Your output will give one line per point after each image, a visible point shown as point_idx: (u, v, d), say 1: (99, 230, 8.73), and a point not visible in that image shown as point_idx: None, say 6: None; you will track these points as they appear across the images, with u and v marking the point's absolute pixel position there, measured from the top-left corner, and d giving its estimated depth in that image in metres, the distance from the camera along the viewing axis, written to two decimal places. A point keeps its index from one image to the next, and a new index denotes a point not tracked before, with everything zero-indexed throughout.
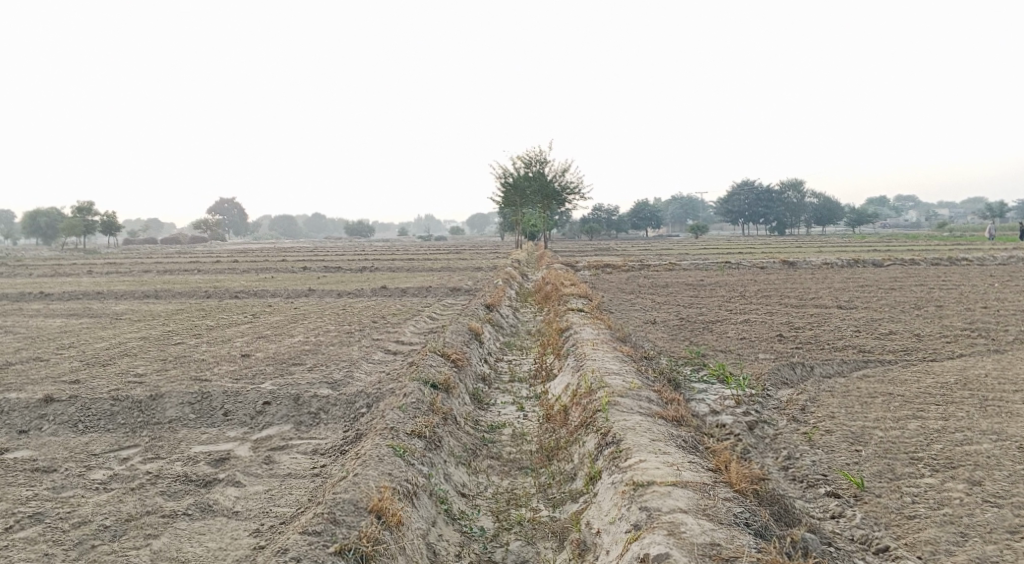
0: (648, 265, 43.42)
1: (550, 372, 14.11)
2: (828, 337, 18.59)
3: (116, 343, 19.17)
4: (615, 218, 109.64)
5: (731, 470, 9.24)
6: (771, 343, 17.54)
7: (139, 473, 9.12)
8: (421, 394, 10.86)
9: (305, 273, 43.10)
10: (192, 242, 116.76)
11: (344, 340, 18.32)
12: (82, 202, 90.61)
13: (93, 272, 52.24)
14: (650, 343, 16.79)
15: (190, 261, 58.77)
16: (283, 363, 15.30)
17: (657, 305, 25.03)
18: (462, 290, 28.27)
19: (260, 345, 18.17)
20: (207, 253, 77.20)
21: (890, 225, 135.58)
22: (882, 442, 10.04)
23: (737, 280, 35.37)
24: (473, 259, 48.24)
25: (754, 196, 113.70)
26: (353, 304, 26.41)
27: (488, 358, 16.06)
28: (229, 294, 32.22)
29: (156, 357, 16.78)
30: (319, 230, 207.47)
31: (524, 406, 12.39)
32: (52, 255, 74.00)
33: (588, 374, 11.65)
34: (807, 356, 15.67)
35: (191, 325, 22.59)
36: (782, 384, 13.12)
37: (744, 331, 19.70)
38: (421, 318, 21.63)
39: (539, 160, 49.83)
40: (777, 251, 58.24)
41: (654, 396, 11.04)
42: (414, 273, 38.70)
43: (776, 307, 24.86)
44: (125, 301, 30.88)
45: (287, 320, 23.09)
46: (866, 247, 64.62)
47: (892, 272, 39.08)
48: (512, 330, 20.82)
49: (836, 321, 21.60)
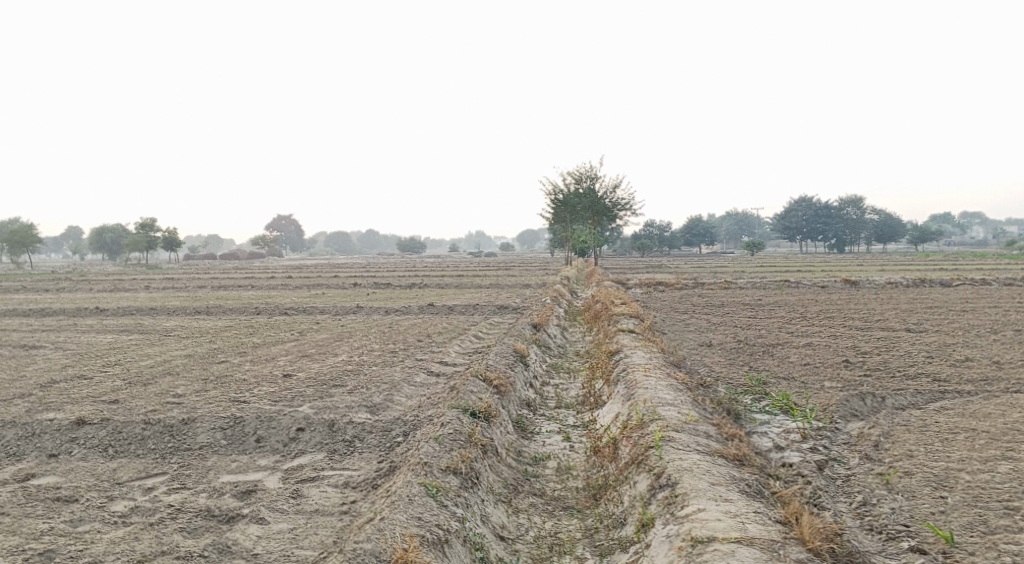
0: (702, 283, 42.28)
1: (599, 399, 13.36)
2: (898, 363, 17.49)
3: (161, 361, 18.91)
4: (668, 234, 108.25)
5: (802, 524, 8.40)
6: (837, 371, 16.49)
7: (160, 507, 8.69)
8: (459, 423, 10.22)
9: (355, 289, 43.03)
10: (249, 257, 118.60)
11: (388, 360, 17.80)
12: (146, 219, 92.51)
13: (150, 287, 53.00)
14: (706, 368, 15.90)
15: (245, 277, 59.26)
16: (324, 385, 14.82)
17: (713, 327, 24.08)
18: (511, 308, 27.66)
19: (303, 364, 17.74)
20: (262, 268, 78.11)
21: (955, 243, 131.36)
22: (971, 488, 9.07)
23: (796, 300, 34.08)
24: (525, 276, 47.65)
25: (812, 213, 111.07)
26: (400, 321, 25.98)
27: (534, 382, 15.38)
28: (278, 311, 32.08)
29: (197, 377, 16.45)
30: (373, 246, 209.35)
31: (570, 436, 11.66)
32: (114, 270, 75.51)
33: (639, 405, 10.89)
34: (876, 385, 14.64)
35: (238, 342, 22.35)
36: (851, 417, 12.18)
37: (807, 356, 18.66)
38: (467, 338, 21.05)
39: (591, 177, 49.18)
40: (838, 270, 56.45)
41: (712, 431, 10.23)
42: (463, 290, 38.30)
43: (839, 330, 23.69)
44: (176, 317, 30.91)
45: (332, 338, 22.73)
46: (932, 265, 62.37)
47: (960, 293, 37.40)
48: (561, 352, 20.11)
49: (905, 346, 20.42)
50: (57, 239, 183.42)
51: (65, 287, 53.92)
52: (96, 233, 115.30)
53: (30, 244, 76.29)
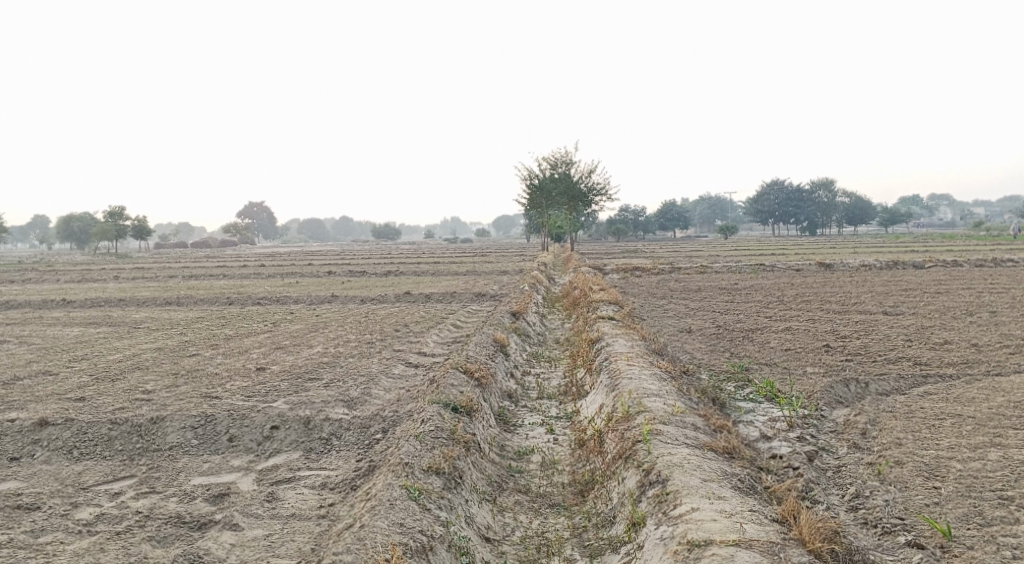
0: (678, 267, 42.24)
1: (582, 389, 13.11)
2: (879, 347, 17.43)
3: (129, 355, 18.38)
4: (642, 218, 108.24)
5: (801, 524, 8.22)
6: (818, 356, 16.37)
7: (127, 514, 8.33)
8: (440, 420, 9.91)
9: (329, 277, 42.40)
10: (221, 245, 117.04)
11: (365, 351, 17.42)
12: (114, 207, 90.82)
13: (118, 277, 51.96)
14: (688, 355, 15.70)
15: (217, 266, 58.45)
16: (299, 378, 14.41)
17: (692, 312, 23.94)
18: (488, 296, 27.34)
19: (277, 356, 17.32)
20: (234, 257, 77.03)
21: (924, 225, 132.90)
22: (963, 477, 8.96)
23: (772, 284, 34.09)
24: (501, 262, 47.29)
25: (784, 196, 111.68)
26: (376, 310, 25.59)
27: (515, 372, 15.10)
28: (251, 301, 31.51)
29: (167, 371, 15.96)
30: (347, 233, 207.82)
31: (554, 428, 11.41)
32: (84, 261, 74.07)
33: (625, 396, 10.64)
34: (859, 370, 14.52)
35: (210, 334, 21.85)
36: (836, 404, 12.04)
37: (787, 340, 18.56)
38: (444, 327, 20.73)
39: (566, 162, 48.91)
40: (812, 253, 56.65)
41: (700, 423, 10.03)
42: (439, 277, 37.87)
43: (817, 314, 23.65)
44: (146, 309, 30.23)
45: (306, 328, 22.30)
46: (904, 247, 62.84)
47: (934, 275, 37.56)
48: (539, 340, 19.86)
49: (884, 329, 20.38)
50: (24, 229, 180.18)
51: (31, 278, 52.74)
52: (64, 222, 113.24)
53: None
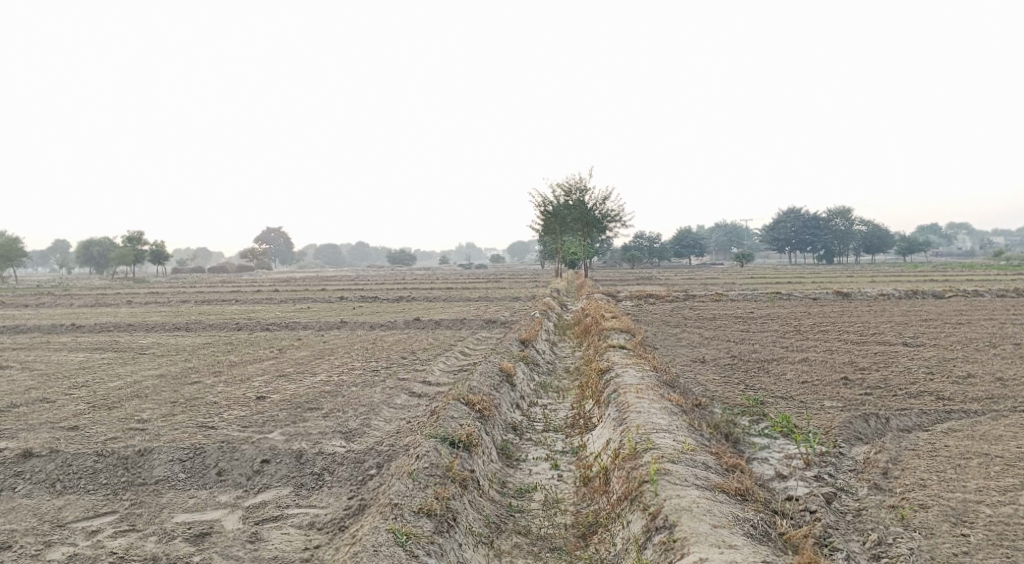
0: (693, 295, 41.66)
1: (589, 422, 12.63)
2: (899, 380, 16.84)
3: (130, 382, 18.06)
4: (657, 245, 107.66)
5: None
6: (837, 389, 15.79)
7: (102, 554, 8.07)
8: (436, 456, 9.49)
9: (340, 302, 42.12)
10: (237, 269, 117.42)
11: (369, 380, 17.00)
12: (131, 231, 91.28)
13: (131, 301, 51.93)
14: (700, 387, 15.18)
15: (231, 291, 58.36)
16: (298, 408, 14.01)
17: (706, 341, 23.40)
18: (498, 323, 26.91)
19: (279, 384, 16.95)
20: (249, 281, 77.06)
21: (943, 253, 131.52)
22: (992, 524, 8.46)
23: (789, 313, 33.42)
24: (514, 288, 46.89)
25: (801, 223, 110.83)
26: (384, 337, 25.18)
27: (521, 403, 14.63)
28: (260, 327, 31.19)
29: (165, 399, 15.61)
30: (362, 258, 208.18)
31: (558, 464, 10.93)
32: (100, 285, 74.49)
33: (632, 431, 10.16)
34: (879, 404, 13.94)
35: (214, 361, 21.51)
36: (855, 440, 11.48)
37: (804, 372, 17.99)
38: (452, 355, 20.28)
39: (580, 189, 48.57)
40: (829, 281, 55.84)
41: (711, 461, 9.52)
42: (451, 303, 37.49)
43: (835, 344, 23.03)
44: (154, 334, 29.97)
45: (312, 355, 21.94)
46: (923, 276, 61.87)
47: (954, 305, 36.77)
48: (549, 369, 19.39)
49: (904, 361, 19.76)
50: (44, 253, 182.20)
51: (45, 302, 52.83)
52: (82, 246, 113.97)
53: (15, 258, 75.20)
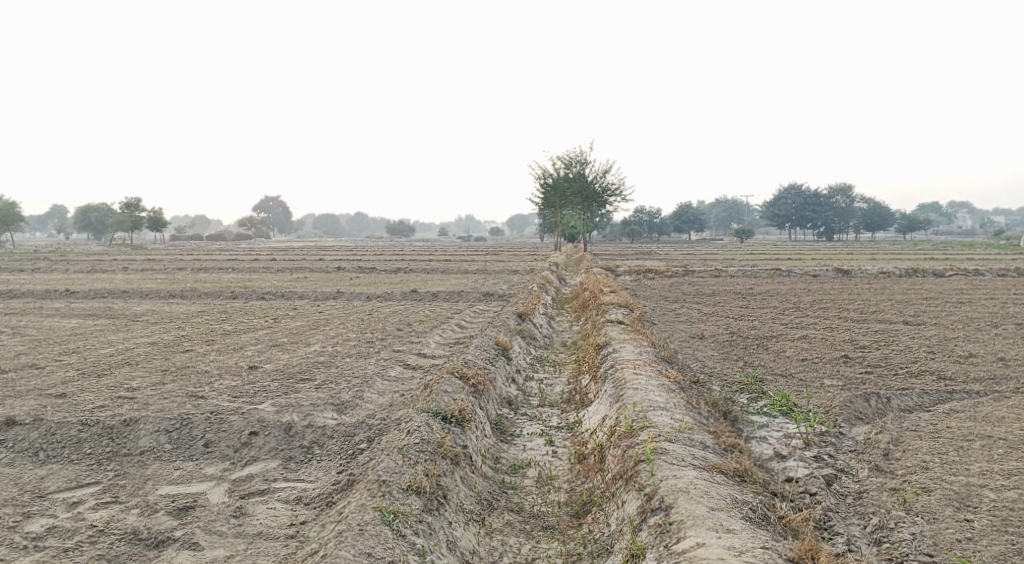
0: (693, 270, 41.41)
1: (586, 398, 12.43)
2: (900, 359, 16.63)
3: (122, 349, 17.85)
4: (657, 220, 107.20)
5: None
6: (837, 367, 15.57)
7: (82, 527, 7.98)
8: (428, 431, 9.31)
9: (338, 272, 41.86)
10: (236, 238, 117.09)
11: (363, 351, 16.78)
12: (130, 198, 90.85)
13: (128, 269, 51.69)
14: (699, 364, 14.97)
15: (228, 259, 58.10)
16: (290, 379, 13.79)
17: (705, 317, 23.18)
18: (496, 296, 26.66)
19: (272, 354, 16.74)
20: (247, 250, 76.72)
21: (944, 232, 131.18)
22: (997, 509, 8.29)
23: (788, 290, 33.19)
24: (513, 261, 46.61)
25: (801, 200, 110.32)
26: (380, 308, 24.95)
27: (517, 377, 14.42)
28: (256, 296, 30.95)
29: (156, 367, 15.38)
30: (361, 229, 207.59)
31: (553, 440, 10.75)
32: (98, 252, 74.26)
33: (629, 409, 9.96)
34: (880, 384, 13.74)
35: (208, 329, 21.28)
36: (855, 420, 11.29)
37: (804, 350, 17.79)
38: (448, 327, 20.06)
39: (580, 162, 48.14)
40: (830, 258, 55.54)
41: (709, 440, 9.33)
42: (449, 275, 37.24)
43: (835, 322, 22.82)
44: (149, 301, 29.74)
45: (307, 325, 21.71)
46: (923, 255, 61.56)
47: (955, 284, 36.52)
48: (546, 343, 19.18)
49: (905, 340, 19.54)
50: (42, 219, 181.66)
51: (41, 267, 52.61)
52: (81, 213, 113.64)
53: (13, 223, 74.79)
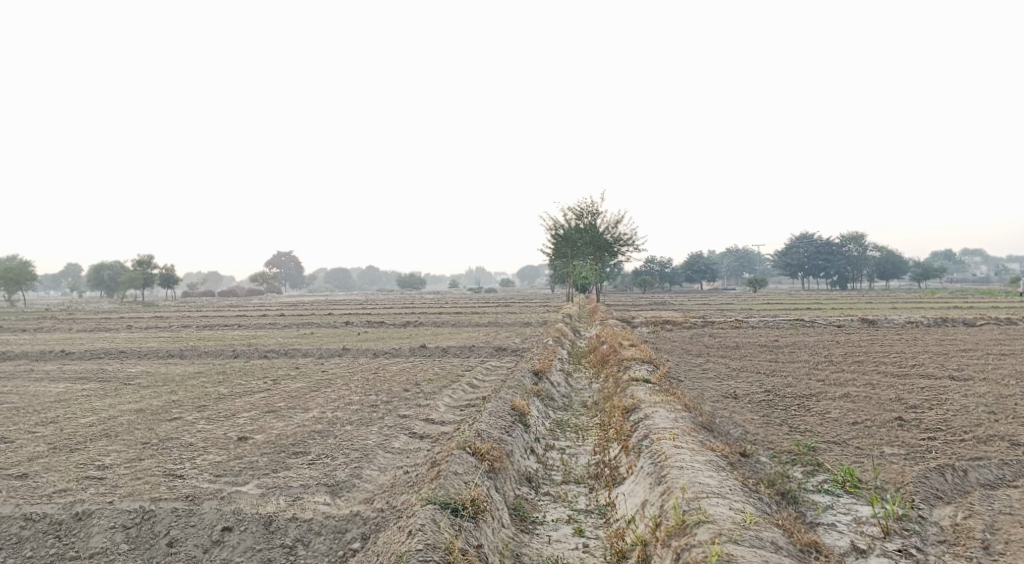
0: (712, 321, 39.78)
1: (616, 472, 10.95)
2: (960, 421, 15.04)
3: (104, 417, 16.33)
4: (669, 270, 105.63)
5: None
6: (893, 432, 13.98)
7: None
8: (434, 536, 8.25)
9: (347, 328, 40.35)
10: (248, 294, 116.07)
11: (365, 417, 15.23)
12: (143, 255, 90.06)
13: (131, 327, 50.14)
14: (739, 430, 13.39)
15: (235, 315, 56.49)
16: (282, 453, 12.30)
17: (734, 373, 21.59)
18: (509, 351, 25.13)
19: (266, 422, 15.24)
20: (257, 305, 75.27)
21: (961, 281, 129.08)
22: None
23: (815, 341, 31.52)
24: (526, 313, 45.18)
25: (814, 249, 108.91)
26: (387, 366, 23.40)
27: (536, 447, 12.87)
28: (259, 354, 29.39)
29: (135, 439, 13.87)
30: (372, 283, 206.89)
31: (585, 528, 9.38)
32: (109, 309, 73.42)
33: (679, 496, 8.71)
34: (950, 453, 12.10)
35: (201, 393, 19.76)
36: (934, 498, 9.75)
37: (850, 411, 16.21)
38: (459, 387, 18.52)
39: (593, 213, 46.96)
40: (851, 307, 53.75)
41: (780, 539, 8.15)
42: (460, 329, 35.75)
43: (874, 377, 21.16)
44: (144, 362, 28.17)
45: (309, 386, 20.21)
46: (947, 303, 59.61)
47: (989, 334, 34.74)
48: (565, 404, 17.63)
49: (957, 398, 17.93)
50: (55, 277, 182.45)
51: (43, 326, 51.14)
52: (94, 270, 113.36)
53: (25, 282, 73.89)
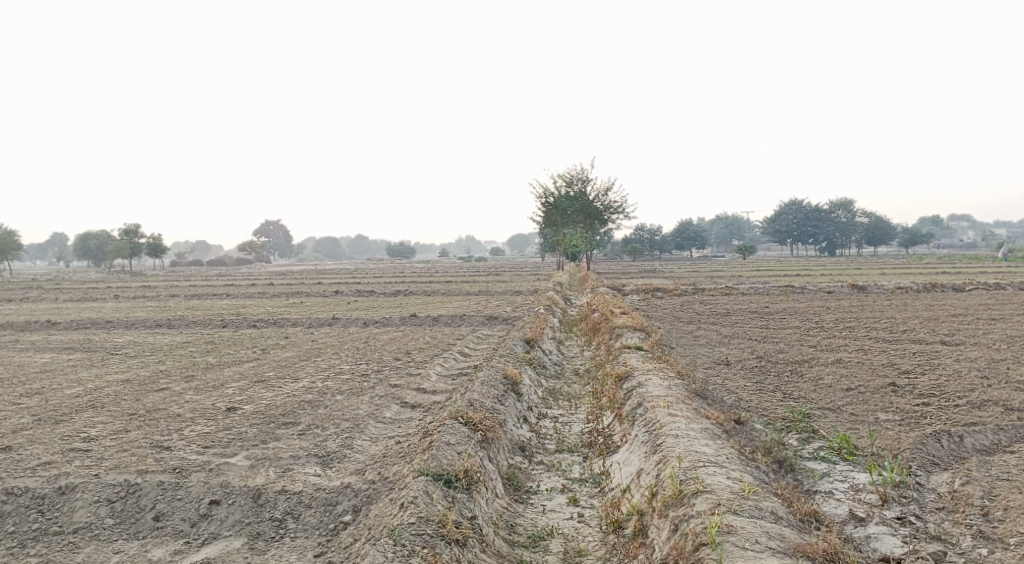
0: (702, 288, 39.72)
1: (610, 441, 10.82)
2: (954, 386, 14.98)
3: (90, 388, 16.09)
4: (659, 238, 105.55)
5: None
6: (887, 398, 13.90)
7: None
8: (428, 509, 8.13)
9: (336, 297, 40.11)
10: (236, 263, 115.47)
11: (355, 387, 15.05)
12: (129, 225, 89.29)
13: (118, 296, 49.74)
14: (733, 397, 13.27)
15: (224, 284, 56.10)
16: (271, 424, 12.11)
17: (726, 340, 21.50)
18: (499, 319, 24.97)
19: (255, 392, 15.03)
20: (246, 275, 74.83)
21: (948, 246, 129.65)
22: None
23: (805, 308, 31.49)
24: (516, 281, 45.01)
25: (803, 216, 108.92)
26: (377, 335, 23.21)
27: (529, 416, 12.71)
28: (247, 324, 29.13)
29: (122, 410, 13.66)
30: (362, 252, 206.17)
31: (580, 498, 9.29)
32: (96, 278, 72.95)
33: (675, 466, 8.62)
34: (946, 418, 12.02)
35: (189, 363, 19.54)
36: (930, 464, 9.65)
37: (843, 377, 16.13)
38: (450, 356, 18.36)
39: (583, 180, 46.65)
40: (840, 274, 53.79)
41: (780, 509, 8.08)
42: (450, 297, 35.56)
43: (867, 343, 21.10)
44: (131, 332, 27.87)
45: (299, 356, 20.00)
46: (935, 269, 59.75)
47: (978, 299, 34.79)
48: (557, 372, 17.49)
49: (950, 363, 17.88)
50: (41, 247, 181.11)
51: (29, 296, 50.69)
52: (81, 240, 112.50)
53: (12, 252, 73.21)
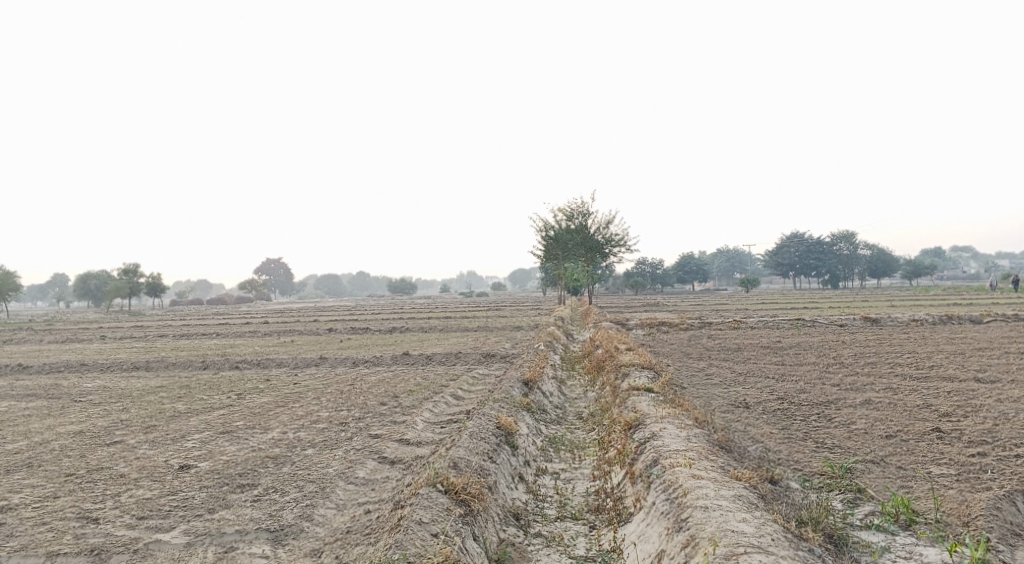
0: (709, 323, 37.95)
1: (621, 506, 9.31)
2: (1007, 431, 13.24)
3: (36, 443, 14.31)
4: (660, 272, 103.87)
5: None
6: (935, 446, 12.17)
7: None
8: None
9: (329, 335, 38.27)
10: (237, 302, 113.66)
11: (331, 439, 13.29)
12: (130, 264, 87.62)
13: (105, 337, 47.94)
14: (760, 448, 11.55)
15: (217, 323, 54.24)
16: (224, 488, 10.35)
17: (742, 379, 19.74)
18: (497, 358, 23.23)
19: (217, 446, 13.30)
20: (241, 313, 73.05)
21: (951, 278, 127.75)
22: None
23: (820, 342, 29.76)
24: (515, 317, 43.21)
25: (805, 248, 107.37)
26: (366, 377, 21.46)
27: (526, 473, 11.04)
28: (230, 366, 27.31)
29: (59, 470, 11.91)
30: (363, 288, 204.94)
31: None
32: (90, 319, 71.39)
33: (711, 554, 7.54)
34: (1011, 474, 10.31)
35: (155, 411, 17.74)
36: (1010, 537, 8.24)
37: (880, 421, 14.36)
38: (441, 400, 16.65)
39: (583, 213, 45.17)
40: (848, 306, 51.86)
41: None
42: (447, 334, 33.81)
43: (895, 381, 19.34)
44: (106, 376, 26.08)
45: (277, 402, 18.27)
46: (946, 300, 57.80)
47: (998, 332, 32.98)
48: (558, 417, 15.75)
49: (993, 404, 16.10)
50: (42, 289, 180.03)
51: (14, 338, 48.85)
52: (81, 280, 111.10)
53: (12, 292, 71.91)
